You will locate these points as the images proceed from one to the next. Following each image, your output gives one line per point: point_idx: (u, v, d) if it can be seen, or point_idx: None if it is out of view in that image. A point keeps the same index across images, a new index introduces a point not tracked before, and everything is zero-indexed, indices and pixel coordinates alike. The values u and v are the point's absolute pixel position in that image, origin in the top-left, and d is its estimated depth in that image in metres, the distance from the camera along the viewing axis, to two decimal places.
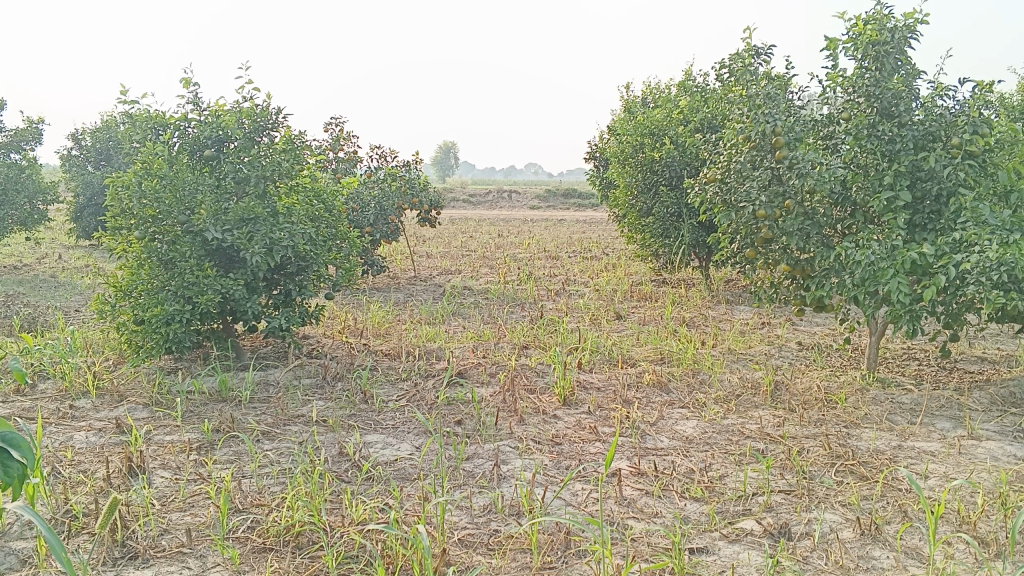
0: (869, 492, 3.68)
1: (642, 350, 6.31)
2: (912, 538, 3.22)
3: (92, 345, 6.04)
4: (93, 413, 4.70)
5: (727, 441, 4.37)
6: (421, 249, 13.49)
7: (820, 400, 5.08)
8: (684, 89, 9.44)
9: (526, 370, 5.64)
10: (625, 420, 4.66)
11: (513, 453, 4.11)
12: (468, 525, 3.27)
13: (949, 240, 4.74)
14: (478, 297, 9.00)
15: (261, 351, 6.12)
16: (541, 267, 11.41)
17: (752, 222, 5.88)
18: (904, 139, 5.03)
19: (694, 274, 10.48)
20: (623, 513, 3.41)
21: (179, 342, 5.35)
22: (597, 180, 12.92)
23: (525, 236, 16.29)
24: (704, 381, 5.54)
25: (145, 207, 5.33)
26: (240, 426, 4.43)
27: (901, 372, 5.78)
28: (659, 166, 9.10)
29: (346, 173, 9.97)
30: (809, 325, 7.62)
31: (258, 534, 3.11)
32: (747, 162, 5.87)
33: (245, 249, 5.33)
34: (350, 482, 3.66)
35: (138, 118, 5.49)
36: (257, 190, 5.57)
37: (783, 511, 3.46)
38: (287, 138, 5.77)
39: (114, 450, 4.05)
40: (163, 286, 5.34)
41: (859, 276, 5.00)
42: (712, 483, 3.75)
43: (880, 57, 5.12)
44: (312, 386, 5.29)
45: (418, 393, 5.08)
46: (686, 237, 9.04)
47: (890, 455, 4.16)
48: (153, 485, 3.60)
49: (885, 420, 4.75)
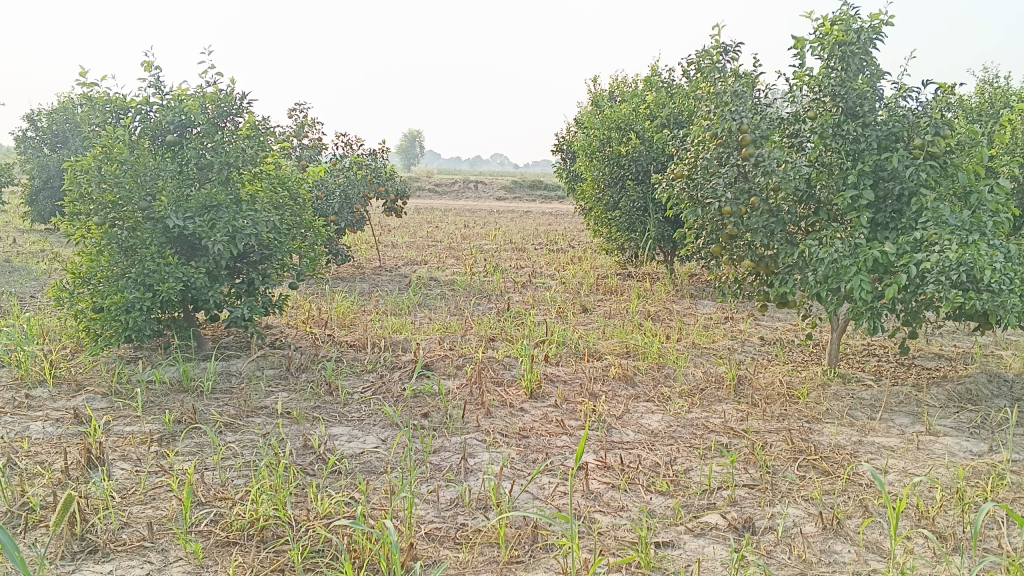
0: (831, 486, 3.74)
1: (607, 343, 6.34)
2: (873, 532, 3.28)
3: (49, 333, 5.89)
4: (50, 402, 4.60)
5: (692, 435, 4.41)
6: (387, 239, 13.42)
7: (782, 395, 5.16)
8: (651, 84, 9.47)
9: (492, 363, 5.64)
10: (591, 413, 4.68)
11: (480, 446, 4.11)
12: (435, 519, 3.26)
13: (910, 240, 4.82)
14: (444, 288, 8.97)
15: (223, 341, 6.03)
16: (507, 259, 11.43)
17: (717, 218, 5.93)
18: (867, 138, 5.08)
19: (659, 267, 10.55)
20: (590, 507, 3.42)
21: (139, 330, 5.24)
22: (563, 173, 12.95)
23: (491, 227, 16.27)
24: (669, 375, 5.59)
25: (104, 192, 5.21)
26: (202, 417, 4.37)
27: (861, 368, 5.88)
28: (626, 160, 9.12)
29: (311, 160, 9.87)
30: (771, 320, 7.73)
31: (221, 528, 3.06)
32: (714, 159, 5.92)
33: (207, 237, 5.24)
34: (316, 476, 3.63)
35: (97, 101, 5.36)
36: (220, 177, 5.48)
37: (747, 505, 3.50)
38: (251, 124, 5.67)
39: (71, 441, 3.96)
40: (123, 273, 5.22)
41: (822, 272, 5.07)
42: (677, 477, 3.78)
43: (846, 57, 5.16)
44: (276, 377, 5.23)
45: (384, 385, 5.05)
46: (652, 231, 9.10)
47: (851, 450, 4.23)
48: (113, 477, 3.53)
49: (845, 415, 4.84)
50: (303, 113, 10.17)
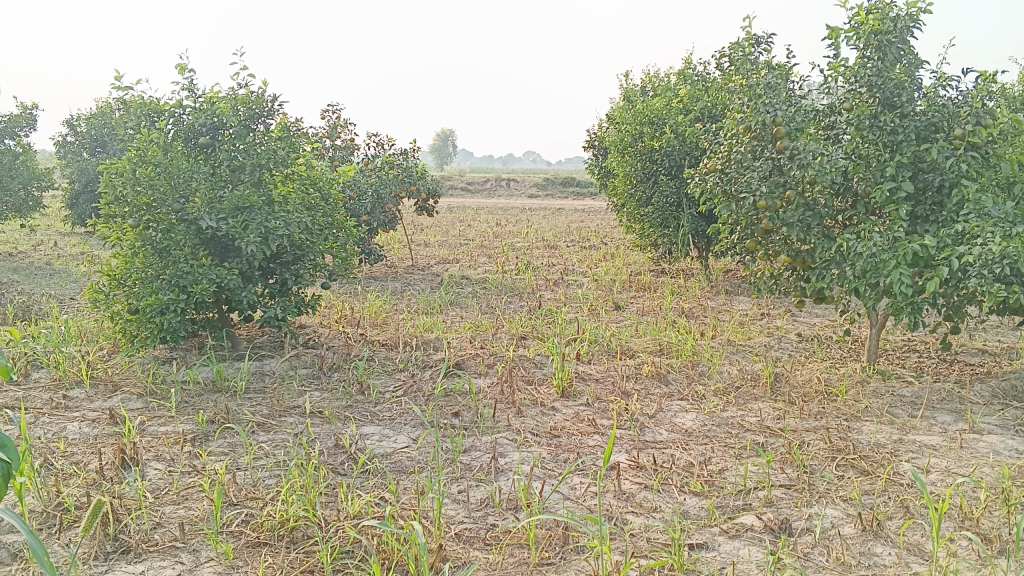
0: (871, 487, 3.64)
1: (640, 341, 6.27)
2: (914, 534, 3.18)
3: (86, 334, 5.97)
4: (87, 403, 4.65)
5: (727, 434, 4.34)
6: (420, 238, 13.44)
7: (819, 393, 5.05)
8: (684, 78, 9.34)
9: (524, 361, 5.60)
10: (624, 412, 4.62)
11: (511, 446, 4.07)
12: (465, 520, 3.23)
13: (951, 233, 4.69)
14: (475, 287, 8.95)
15: (258, 341, 6.08)
16: (539, 257, 11.38)
17: (752, 213, 5.82)
18: (906, 129, 4.96)
19: (693, 264, 10.43)
20: (622, 508, 3.37)
21: (174, 331, 5.29)
22: (595, 169, 12.88)
23: (523, 225, 16.26)
24: (704, 373, 5.51)
25: (139, 195, 5.28)
26: (235, 417, 4.39)
27: (901, 364, 5.75)
28: (659, 155, 9.03)
29: (343, 161, 9.92)
30: (808, 316, 7.60)
31: (252, 528, 3.07)
32: (748, 152, 5.82)
33: (240, 238, 5.27)
34: (346, 475, 3.62)
35: (132, 104, 5.43)
36: (252, 178, 5.51)
37: (784, 506, 3.43)
38: (282, 125, 5.70)
39: (107, 441, 4.00)
40: (157, 275, 5.28)
41: (860, 267, 4.95)
42: (712, 477, 3.71)
43: (883, 46, 5.05)
44: (308, 377, 5.25)
45: (415, 384, 5.04)
46: (685, 227, 9.01)
47: (891, 449, 4.13)
48: (147, 478, 3.56)
49: (885, 413, 4.72)
50: (335, 113, 10.22)
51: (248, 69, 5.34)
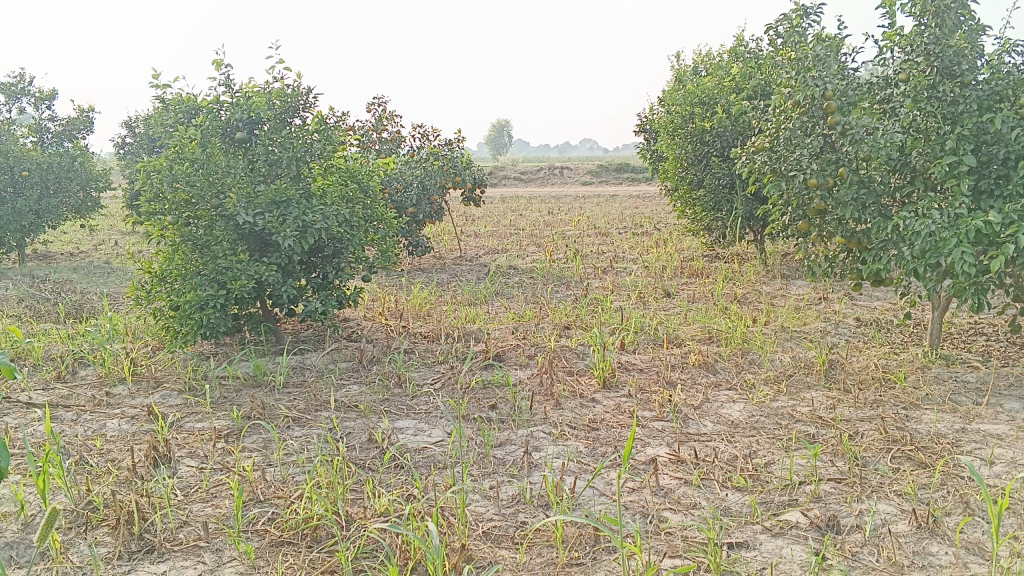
0: (928, 480, 3.41)
1: (688, 329, 6.07)
2: (974, 531, 2.96)
3: (134, 331, 6.05)
4: (128, 400, 4.68)
5: (775, 425, 4.14)
6: (470, 228, 13.39)
7: (876, 380, 4.80)
8: (736, 56, 9.03)
9: (566, 351, 5.47)
10: (667, 403, 4.46)
11: (547, 439, 3.95)
12: (494, 517, 3.13)
13: (1017, 207, 4.37)
14: (523, 276, 8.83)
15: (301, 335, 6.08)
16: (589, 244, 11.22)
17: (803, 193, 5.55)
18: (967, 100, 4.69)
19: (748, 249, 10.14)
20: (659, 505, 3.23)
21: (215, 327, 5.29)
22: (647, 153, 12.64)
23: (575, 213, 16.07)
24: (754, 361, 5.29)
25: (178, 192, 5.28)
26: (271, 413, 4.36)
27: (966, 349, 5.44)
28: (710, 136, 8.76)
29: (389, 153, 9.90)
30: (868, 300, 7.29)
31: (276, 526, 3.02)
32: (797, 129, 5.56)
33: (278, 232, 5.23)
34: (375, 471, 3.55)
35: (172, 102, 5.44)
36: (290, 172, 5.49)
37: (832, 502, 3.23)
38: (320, 118, 5.66)
39: (142, 438, 4.01)
40: (198, 271, 5.28)
41: (918, 247, 4.67)
42: (757, 471, 3.53)
43: (941, 12, 4.78)
44: (348, 370, 5.21)
45: (453, 377, 4.95)
46: (739, 210, 8.74)
47: (953, 439, 3.88)
48: (178, 475, 3.54)
49: (947, 401, 4.45)
50: (381, 106, 10.20)
51: (283, 62, 5.31)
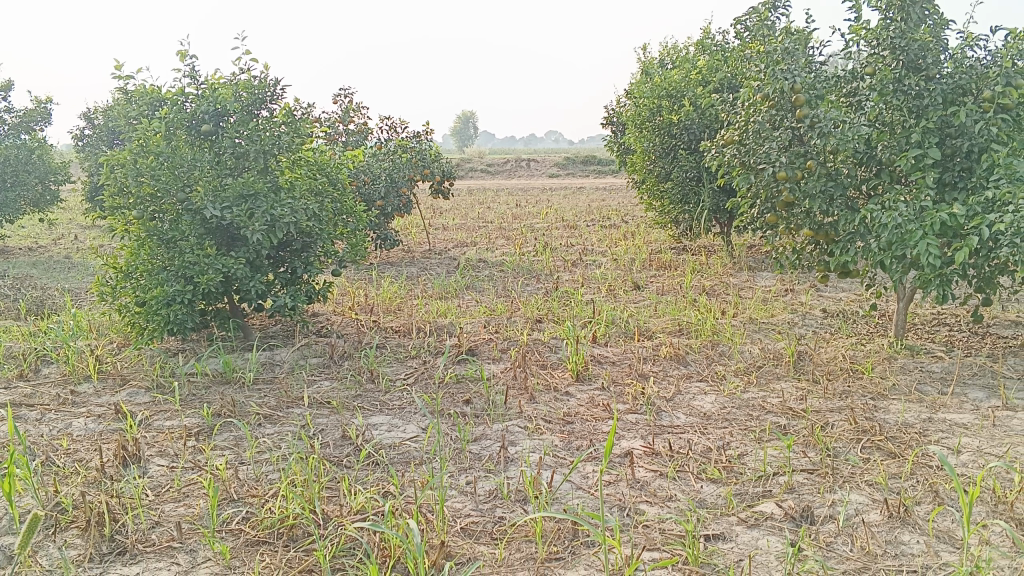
0: (898, 470, 3.47)
1: (659, 321, 6.11)
2: (944, 520, 3.01)
3: (98, 328, 5.93)
4: (94, 398, 4.59)
5: (747, 416, 4.18)
6: (438, 221, 13.33)
7: (844, 370, 4.87)
8: (703, 49, 9.09)
9: (538, 345, 5.47)
10: (640, 395, 4.48)
11: (522, 433, 3.95)
12: (472, 513, 3.12)
13: (981, 200, 4.46)
14: (493, 269, 8.83)
15: (270, 331, 6.01)
16: (558, 237, 11.24)
17: (772, 185, 5.59)
18: (932, 93, 4.76)
19: (715, 241, 10.22)
20: (635, 497, 3.24)
21: (182, 324, 5.19)
22: (614, 146, 12.68)
23: (542, 205, 16.07)
24: (724, 353, 5.34)
25: (142, 185, 5.17)
26: (242, 410, 4.30)
27: (930, 339, 5.54)
28: (677, 129, 8.80)
29: (356, 145, 9.81)
30: (833, 291, 7.40)
31: (251, 526, 2.98)
32: (766, 122, 5.59)
33: (246, 226, 5.16)
34: (349, 468, 3.52)
35: (135, 94, 5.32)
36: (258, 165, 5.41)
37: (806, 492, 3.27)
38: (287, 110, 5.58)
39: (110, 438, 3.93)
40: (164, 266, 5.20)
41: (885, 239, 4.74)
42: (730, 463, 3.57)
43: (906, 7, 4.84)
44: (319, 366, 5.16)
45: (426, 372, 4.93)
46: (706, 203, 8.81)
47: (920, 429, 3.95)
48: (148, 475, 3.48)
49: (914, 391, 4.53)
50: (347, 98, 10.10)
51: (250, 53, 5.22)
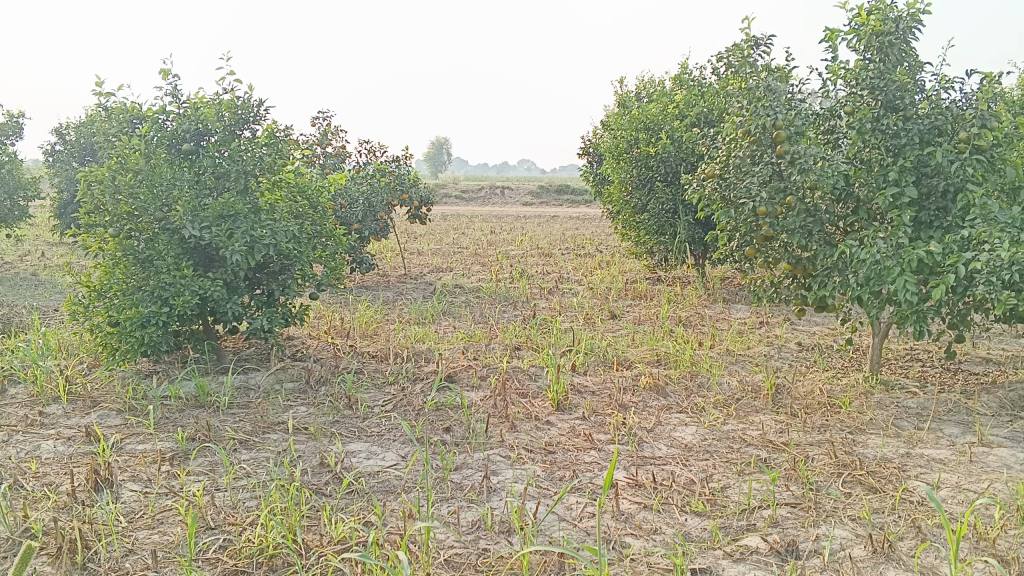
0: (880, 505, 3.48)
1: (637, 351, 6.12)
2: (928, 556, 3.03)
3: (67, 348, 5.80)
4: (63, 420, 4.48)
5: (728, 449, 4.18)
6: (413, 246, 13.27)
7: (822, 404, 4.90)
8: (680, 83, 9.22)
9: (518, 373, 5.44)
10: (621, 426, 4.46)
11: (504, 463, 3.91)
12: (455, 544, 3.07)
13: (957, 239, 4.53)
14: (469, 296, 8.79)
15: (244, 354, 5.92)
16: (534, 265, 11.25)
17: (752, 219, 5.65)
18: (909, 133, 4.84)
19: (690, 272, 10.29)
20: (621, 530, 3.22)
21: (156, 345, 5.09)
22: (591, 176, 12.77)
23: (518, 233, 16.08)
24: (702, 384, 5.35)
25: (120, 204, 5.07)
26: (217, 435, 4.21)
27: (904, 374, 5.61)
28: (654, 161, 8.88)
29: (334, 168, 9.77)
30: (808, 324, 7.48)
31: (229, 555, 2.91)
32: (747, 157, 5.65)
33: (225, 247, 5.08)
34: (329, 497, 3.46)
35: (114, 111, 5.25)
36: (238, 185, 5.34)
37: (790, 526, 3.27)
38: (270, 131, 5.53)
39: (81, 461, 3.83)
40: (139, 286, 5.09)
41: (863, 275, 4.79)
42: (713, 495, 3.56)
43: (884, 48, 4.93)
44: (295, 391, 5.09)
45: (405, 398, 4.87)
46: (682, 235, 8.88)
47: (899, 463, 3.98)
48: (121, 500, 3.38)
49: (891, 425, 4.57)
50: (326, 120, 10.07)
51: (234, 73, 5.19)
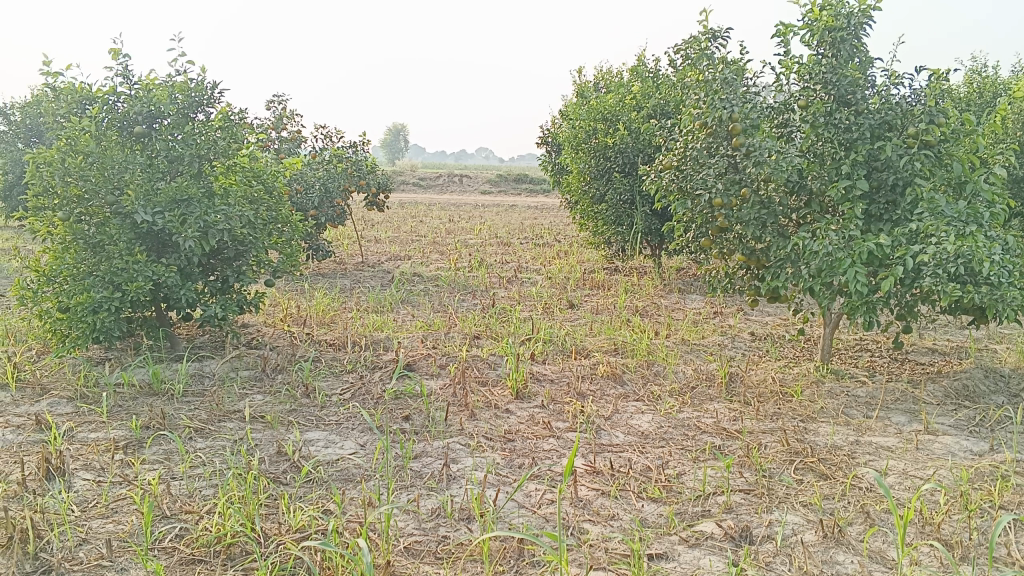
0: (831, 491, 3.58)
1: (595, 340, 6.16)
2: (876, 540, 3.12)
3: (14, 334, 5.66)
4: (12, 408, 4.37)
5: (684, 436, 4.25)
6: (370, 234, 13.18)
7: (775, 393, 5.00)
8: (637, 74, 9.29)
9: (476, 361, 5.46)
10: (579, 414, 4.51)
11: (464, 451, 3.93)
12: (415, 532, 3.08)
13: (906, 232, 4.66)
14: (428, 284, 8.77)
15: (198, 341, 5.84)
16: (492, 254, 11.24)
17: (707, 211, 5.74)
18: (860, 127, 4.92)
19: (646, 262, 10.39)
20: (579, 516, 3.26)
21: (108, 332, 4.99)
22: (549, 166, 12.80)
23: (475, 221, 16.07)
24: (659, 373, 5.42)
25: (69, 186, 4.95)
26: (171, 423, 4.15)
27: (854, 363, 5.76)
28: (612, 152, 8.93)
29: (290, 153, 9.65)
30: (761, 315, 7.62)
31: (186, 544, 2.88)
32: (703, 149, 5.72)
33: (178, 232, 4.98)
34: (287, 485, 3.44)
35: (62, 91, 5.08)
36: (191, 170, 5.25)
37: (744, 512, 3.34)
38: (224, 114, 5.44)
39: (31, 450, 3.75)
40: (90, 272, 4.98)
41: (816, 266, 4.89)
42: (669, 482, 3.62)
43: (836, 43, 5.01)
44: (251, 379, 5.03)
45: (364, 386, 4.85)
46: (639, 225, 8.96)
47: (849, 451, 4.09)
48: (73, 489, 3.32)
49: (841, 414, 4.69)
50: (282, 104, 9.91)
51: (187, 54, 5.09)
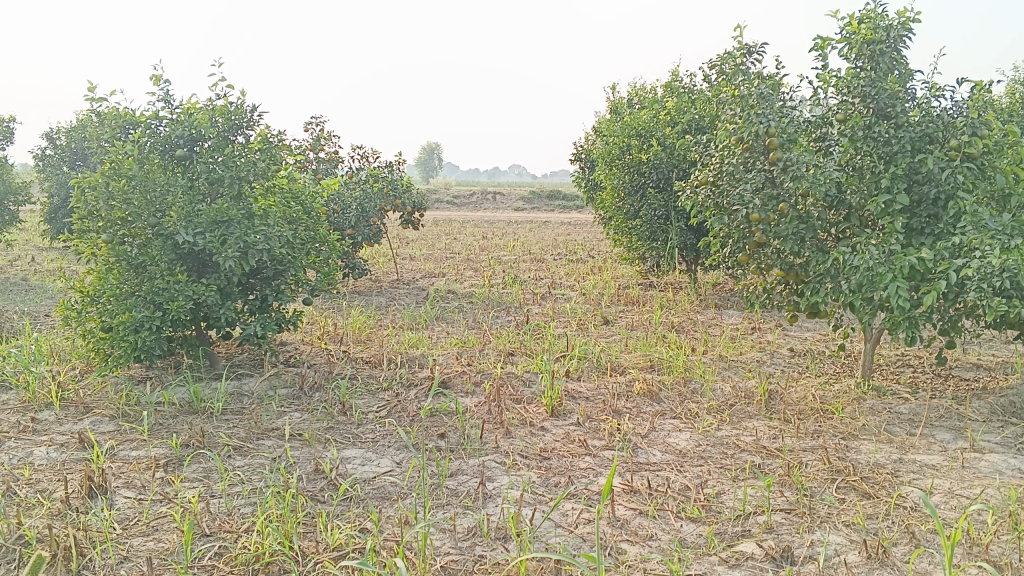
0: (874, 510, 3.51)
1: (630, 357, 6.13)
2: (923, 562, 3.05)
3: (59, 353, 5.77)
4: (57, 426, 4.46)
5: (722, 454, 4.20)
6: (405, 251, 13.26)
7: (815, 410, 4.92)
8: (671, 90, 9.26)
9: (512, 379, 5.45)
10: (616, 431, 4.47)
11: (500, 469, 3.92)
12: (451, 551, 3.07)
13: (948, 245, 4.55)
14: (462, 301, 8.79)
15: (237, 359, 5.91)
16: (526, 270, 11.25)
17: (744, 226, 5.69)
18: (901, 140, 4.86)
19: (681, 278, 10.31)
20: (617, 536, 3.22)
21: (149, 350, 5.07)
22: (583, 183, 12.80)
23: (509, 238, 16.09)
24: (696, 390, 5.36)
25: (113, 209, 5.05)
26: (211, 441, 4.20)
27: (896, 380, 5.64)
28: (646, 167, 8.90)
29: (326, 173, 9.76)
30: (800, 331, 7.51)
31: (225, 562, 2.90)
32: (740, 164, 5.68)
33: (218, 253, 5.07)
34: (325, 504, 3.46)
35: (106, 116, 5.22)
36: (231, 191, 5.32)
37: (785, 532, 3.28)
38: (263, 136, 5.53)
39: (75, 467, 3.82)
40: (132, 291, 5.07)
41: (856, 281, 4.82)
42: (708, 502, 3.57)
43: (875, 57, 4.96)
44: (288, 397, 5.07)
45: (399, 404, 4.87)
46: (674, 240, 8.90)
47: (892, 469, 4.00)
48: (116, 507, 3.37)
49: (883, 431, 4.60)
50: (318, 125, 10.04)
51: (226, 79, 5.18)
